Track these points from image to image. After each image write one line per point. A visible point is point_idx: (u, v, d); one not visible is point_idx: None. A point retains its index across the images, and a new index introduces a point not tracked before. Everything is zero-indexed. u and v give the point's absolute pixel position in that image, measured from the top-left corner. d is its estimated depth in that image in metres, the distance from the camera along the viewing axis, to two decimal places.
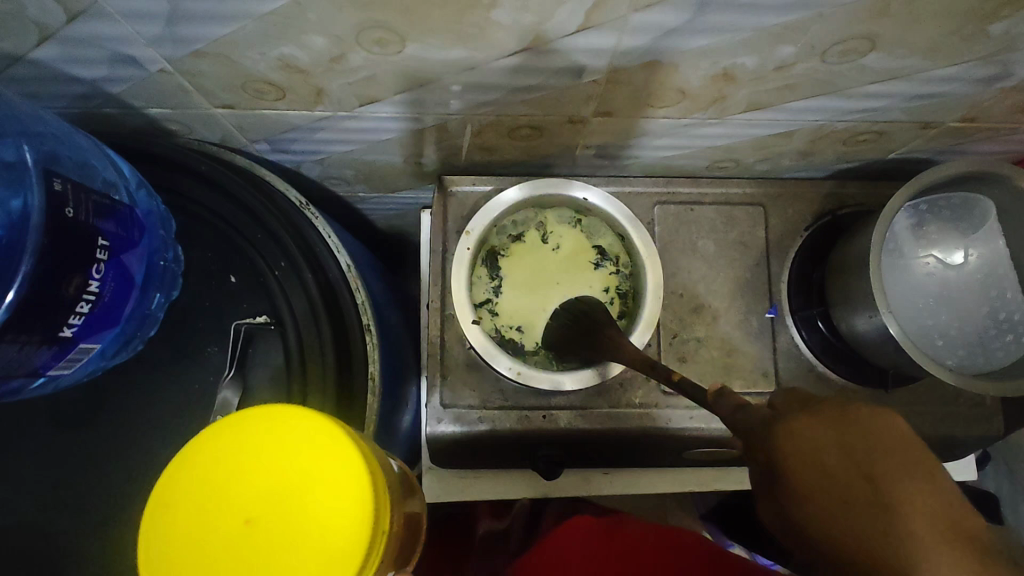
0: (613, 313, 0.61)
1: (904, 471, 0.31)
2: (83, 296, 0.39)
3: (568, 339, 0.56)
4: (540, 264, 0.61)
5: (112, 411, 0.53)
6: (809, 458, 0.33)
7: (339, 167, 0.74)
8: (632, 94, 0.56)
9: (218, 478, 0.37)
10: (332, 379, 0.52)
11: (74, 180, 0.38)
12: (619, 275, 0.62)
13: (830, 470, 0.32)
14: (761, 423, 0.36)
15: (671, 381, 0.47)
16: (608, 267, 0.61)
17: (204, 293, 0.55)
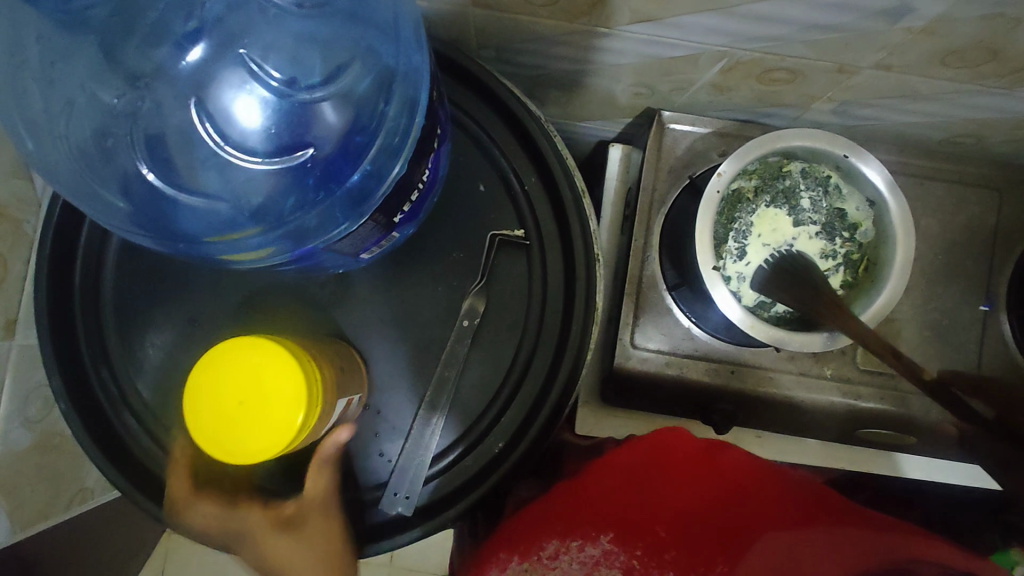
0: (837, 281, 0.61)
1: None
2: (417, 185, 0.44)
3: (791, 294, 0.56)
4: (776, 221, 0.60)
5: (355, 299, 0.54)
6: None
7: (551, 85, 0.71)
8: (936, 49, 0.51)
9: (227, 383, 0.37)
10: (577, 302, 0.51)
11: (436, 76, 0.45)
12: (853, 243, 0.60)
13: None
14: None
15: (924, 382, 0.48)
16: (844, 236, 0.60)
17: (450, 199, 0.55)
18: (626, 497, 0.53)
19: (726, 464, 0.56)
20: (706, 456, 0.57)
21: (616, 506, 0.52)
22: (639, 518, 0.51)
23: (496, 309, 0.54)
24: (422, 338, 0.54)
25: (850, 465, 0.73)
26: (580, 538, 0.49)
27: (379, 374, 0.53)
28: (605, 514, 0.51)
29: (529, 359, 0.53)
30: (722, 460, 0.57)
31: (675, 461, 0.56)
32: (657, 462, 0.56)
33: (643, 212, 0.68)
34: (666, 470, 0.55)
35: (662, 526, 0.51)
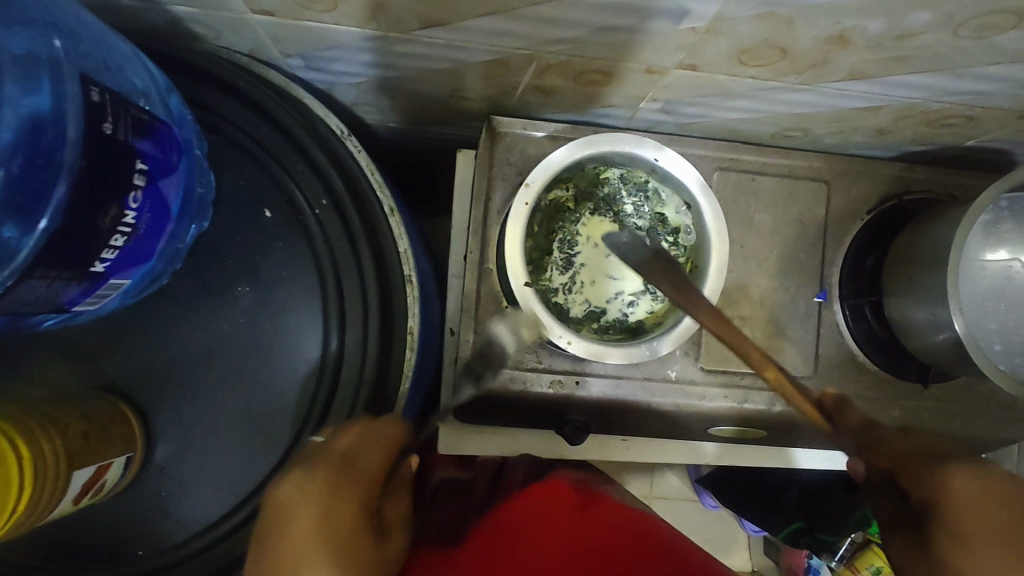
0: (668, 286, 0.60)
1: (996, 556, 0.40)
2: (119, 228, 0.35)
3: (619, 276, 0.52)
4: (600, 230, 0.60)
5: (131, 347, 0.48)
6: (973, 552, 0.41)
7: (376, 93, 0.66)
8: (730, 48, 0.50)
9: None
10: (374, 331, 0.48)
11: (112, 90, 0.33)
12: (678, 250, 0.59)
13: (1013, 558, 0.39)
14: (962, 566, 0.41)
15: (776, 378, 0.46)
16: (667, 242, 0.59)
17: (235, 228, 0.50)
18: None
19: (605, 514, 0.48)
20: (582, 507, 0.48)
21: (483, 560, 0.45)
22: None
23: (294, 345, 0.49)
24: (213, 384, 0.49)
25: (712, 459, 0.73)
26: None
27: (162, 427, 0.48)
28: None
29: (331, 398, 0.48)
30: (600, 511, 0.48)
31: (541, 513, 0.47)
32: (524, 516, 0.47)
33: (477, 223, 0.65)
34: (531, 533, 0.46)
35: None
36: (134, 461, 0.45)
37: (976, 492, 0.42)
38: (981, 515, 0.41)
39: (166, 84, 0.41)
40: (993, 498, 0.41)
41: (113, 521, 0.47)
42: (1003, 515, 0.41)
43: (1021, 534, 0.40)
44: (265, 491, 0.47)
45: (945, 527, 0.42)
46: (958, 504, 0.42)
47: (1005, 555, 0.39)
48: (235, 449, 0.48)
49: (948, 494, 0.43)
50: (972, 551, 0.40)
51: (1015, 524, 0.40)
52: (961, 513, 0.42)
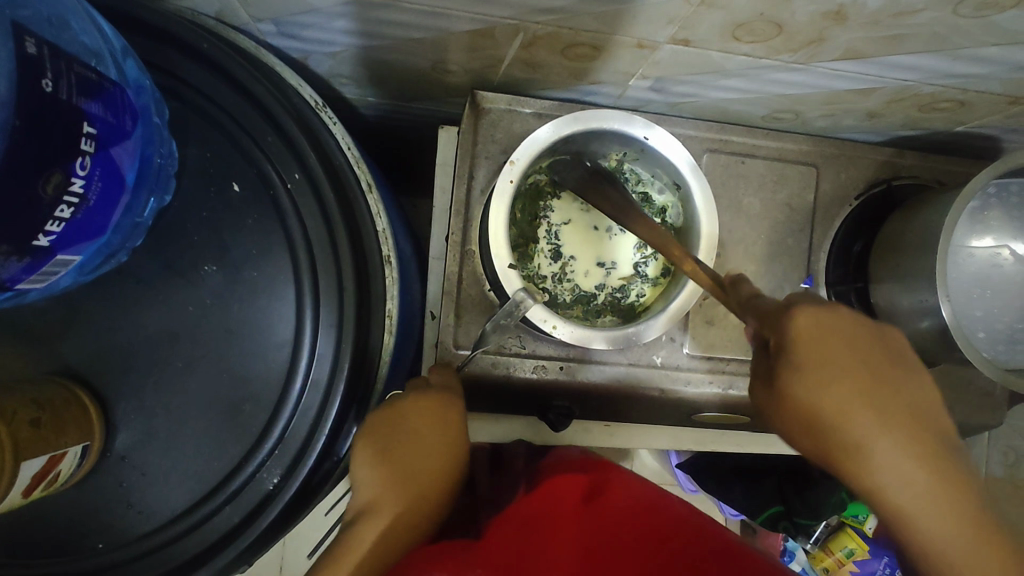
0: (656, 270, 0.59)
1: (839, 390, 0.37)
2: (64, 198, 0.32)
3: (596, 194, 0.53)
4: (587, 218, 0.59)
5: (87, 329, 0.45)
6: (819, 388, 0.38)
7: (354, 64, 0.63)
8: (724, 22, 0.48)
9: None
10: (350, 312, 0.46)
11: (51, 44, 0.30)
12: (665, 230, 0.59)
13: (852, 390, 0.37)
14: (814, 421, 0.38)
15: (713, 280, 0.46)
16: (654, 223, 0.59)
17: (200, 203, 0.47)
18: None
19: (613, 505, 0.45)
20: (595, 503, 0.45)
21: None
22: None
23: (264, 328, 0.47)
24: (177, 368, 0.46)
25: (695, 445, 0.72)
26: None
27: (124, 413, 0.45)
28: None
29: (304, 384, 0.46)
30: (612, 498, 0.46)
31: (565, 513, 0.44)
32: (540, 513, 0.44)
33: (460, 203, 0.63)
34: (561, 537, 0.42)
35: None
36: (92, 450, 0.43)
37: (823, 333, 0.39)
38: (828, 350, 0.38)
39: (122, 46, 0.38)
40: (833, 334, 0.39)
41: (71, 513, 0.45)
42: (844, 349, 0.38)
43: (868, 370, 0.38)
44: (235, 481, 0.45)
45: (795, 364, 0.38)
46: (819, 345, 0.38)
47: (860, 394, 0.37)
48: (203, 437, 0.46)
49: (810, 340, 0.38)
50: (833, 395, 0.37)
51: (860, 362, 0.38)
52: (805, 350, 0.38)
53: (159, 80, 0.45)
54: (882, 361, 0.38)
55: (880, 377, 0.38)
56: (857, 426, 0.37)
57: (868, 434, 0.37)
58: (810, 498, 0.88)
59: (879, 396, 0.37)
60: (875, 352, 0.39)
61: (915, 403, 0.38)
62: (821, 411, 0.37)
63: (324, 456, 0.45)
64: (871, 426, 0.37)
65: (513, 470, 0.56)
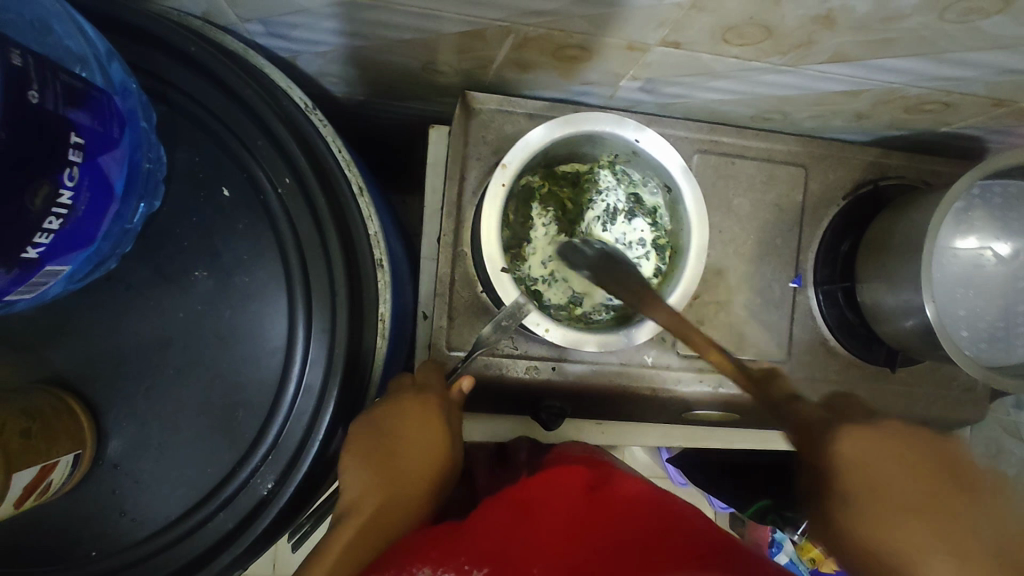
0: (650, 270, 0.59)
1: (891, 514, 0.41)
2: (52, 210, 0.31)
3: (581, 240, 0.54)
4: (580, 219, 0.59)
5: (76, 336, 0.45)
6: (868, 511, 0.42)
7: (344, 64, 0.62)
8: (715, 25, 0.48)
9: None
10: (342, 317, 0.45)
11: (36, 53, 0.30)
12: (657, 230, 0.59)
13: (896, 502, 0.41)
14: (861, 548, 0.41)
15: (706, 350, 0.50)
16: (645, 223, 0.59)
17: (190, 207, 0.46)
18: (517, 536, 0.42)
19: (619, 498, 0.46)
20: (595, 495, 0.45)
21: (496, 539, 0.42)
22: (516, 553, 0.41)
23: (257, 333, 0.46)
24: (168, 374, 0.46)
25: (686, 442, 0.73)
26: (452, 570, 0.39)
27: (115, 421, 0.45)
28: (483, 547, 0.41)
29: (297, 390, 0.46)
30: (618, 490, 0.47)
31: (551, 493, 0.45)
32: (536, 499, 0.45)
33: (452, 204, 0.63)
34: (548, 526, 0.42)
35: (540, 566, 0.40)
36: (83, 458, 0.42)
37: (874, 459, 0.44)
38: (878, 463, 0.44)
39: (107, 49, 0.37)
40: (887, 456, 0.44)
41: (63, 521, 0.44)
42: (895, 473, 0.43)
43: (927, 495, 0.41)
44: (229, 486, 0.45)
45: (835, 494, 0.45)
46: (871, 471, 0.44)
47: (898, 509, 0.41)
48: (196, 444, 0.46)
49: (859, 465, 0.45)
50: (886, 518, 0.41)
51: (918, 487, 0.42)
52: (851, 472, 0.45)
53: (146, 83, 0.45)
54: (943, 484, 0.42)
55: (939, 496, 0.41)
56: (897, 539, 0.40)
57: (920, 560, 0.38)
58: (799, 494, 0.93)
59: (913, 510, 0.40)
60: (934, 478, 0.42)
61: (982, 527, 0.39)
62: (880, 547, 0.40)
63: (318, 462, 0.45)
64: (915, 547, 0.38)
65: (514, 466, 0.58)
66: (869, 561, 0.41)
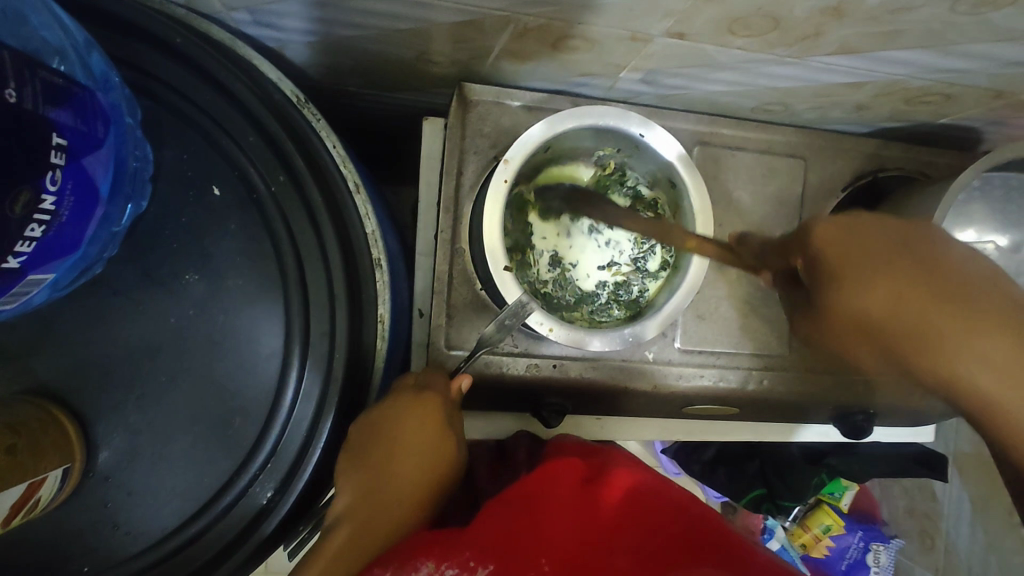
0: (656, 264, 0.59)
1: (928, 310, 0.37)
2: (35, 216, 0.29)
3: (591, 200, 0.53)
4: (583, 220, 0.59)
5: (61, 344, 0.42)
6: (895, 311, 0.38)
7: (334, 54, 0.60)
8: (721, 17, 0.47)
9: None
10: (342, 322, 0.44)
11: (13, 49, 0.28)
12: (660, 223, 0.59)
13: (917, 293, 0.37)
14: (924, 339, 0.37)
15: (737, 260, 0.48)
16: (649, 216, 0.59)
17: (178, 208, 0.44)
18: (523, 525, 0.40)
19: (617, 492, 0.44)
20: (593, 489, 0.44)
21: (501, 528, 0.40)
22: (523, 545, 0.39)
23: (252, 338, 0.45)
24: (160, 382, 0.44)
25: (685, 436, 0.73)
26: (457, 566, 0.37)
27: (105, 432, 0.43)
28: (490, 536, 0.39)
29: (296, 396, 0.44)
30: (614, 481, 0.45)
31: (555, 483, 0.44)
32: (538, 490, 0.43)
33: (449, 199, 0.61)
34: (557, 514, 0.41)
35: (548, 561, 0.39)
36: (72, 471, 0.40)
37: (849, 233, 0.42)
38: (859, 252, 0.41)
39: (86, 39, 0.35)
40: (859, 237, 0.42)
41: (52, 537, 0.43)
42: (870, 239, 0.41)
43: (911, 272, 0.38)
44: (226, 497, 0.43)
45: (841, 278, 0.41)
46: (856, 281, 0.40)
47: (898, 280, 0.38)
48: (191, 453, 0.44)
49: (835, 249, 0.42)
50: (873, 287, 0.39)
51: (900, 258, 0.39)
52: (872, 288, 0.39)
53: (129, 76, 0.42)
54: (922, 248, 0.39)
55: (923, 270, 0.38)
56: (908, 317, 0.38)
57: (963, 350, 0.36)
58: (790, 478, 0.92)
59: (918, 281, 0.38)
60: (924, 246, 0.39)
61: (964, 292, 0.37)
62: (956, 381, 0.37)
63: (318, 470, 0.44)
64: (952, 325, 0.36)
65: (513, 466, 0.56)
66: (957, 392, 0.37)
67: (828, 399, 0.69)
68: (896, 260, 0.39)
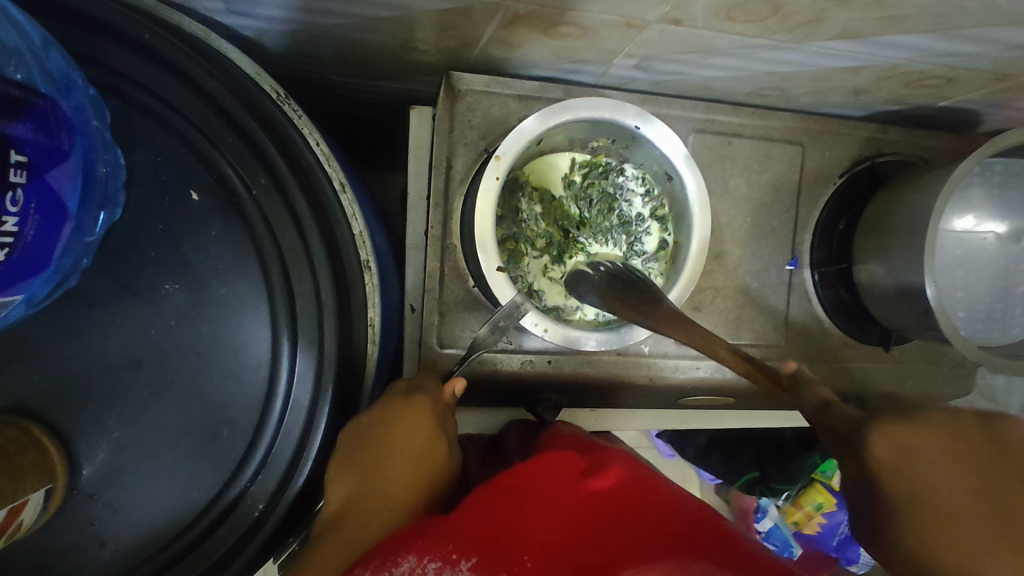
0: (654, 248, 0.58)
1: (975, 539, 0.32)
2: None
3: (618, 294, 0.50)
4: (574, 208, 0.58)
5: (37, 360, 0.41)
6: (958, 557, 0.33)
7: (314, 42, 0.57)
8: (719, 2, 0.45)
9: None
10: (331, 329, 0.42)
11: None
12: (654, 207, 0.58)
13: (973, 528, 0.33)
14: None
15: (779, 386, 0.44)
16: (643, 200, 0.59)
17: (154, 214, 0.42)
18: (508, 519, 0.38)
19: (609, 485, 0.41)
20: (582, 482, 0.41)
21: (485, 523, 0.37)
22: (508, 538, 0.37)
23: (237, 348, 0.43)
24: (143, 396, 0.42)
25: (680, 425, 0.73)
26: (439, 559, 0.35)
27: (88, 448, 0.41)
28: (475, 530, 0.37)
29: (286, 405, 0.43)
30: (608, 476, 0.42)
31: (543, 476, 0.41)
32: (524, 485, 0.40)
33: (439, 194, 0.59)
34: (543, 506, 0.39)
35: (531, 556, 0.36)
36: (55, 492, 0.39)
37: (917, 459, 0.36)
38: (974, 492, 0.34)
39: (44, 39, 0.33)
40: (933, 454, 0.36)
41: (37, 558, 0.41)
42: (944, 471, 0.35)
43: (989, 505, 0.33)
44: (216, 511, 0.42)
45: (910, 517, 0.35)
46: (914, 496, 0.35)
47: (975, 524, 0.33)
48: (178, 467, 0.43)
49: (904, 469, 0.36)
50: (947, 538, 0.33)
51: (974, 494, 0.34)
52: (918, 505, 0.35)
53: (95, 76, 0.40)
54: (1002, 480, 0.34)
55: (1004, 473, 0.34)
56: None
57: None
58: (786, 463, 0.94)
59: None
60: (1019, 448, 0.36)
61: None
62: None
63: (311, 479, 0.43)
64: None
65: (506, 454, 0.55)
66: None
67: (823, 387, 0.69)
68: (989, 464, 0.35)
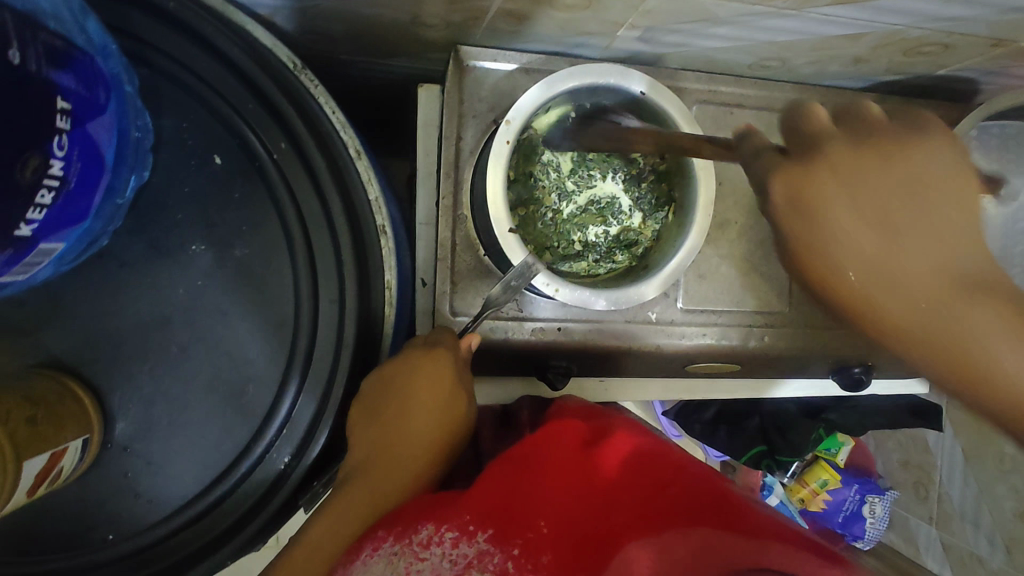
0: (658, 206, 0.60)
1: (925, 251, 0.37)
2: (45, 181, 0.30)
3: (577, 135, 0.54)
4: (586, 172, 0.60)
5: (72, 318, 0.43)
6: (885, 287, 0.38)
7: (327, 20, 0.59)
8: None
9: None
10: (351, 289, 0.44)
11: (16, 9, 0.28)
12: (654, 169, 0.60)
13: (911, 271, 0.37)
14: (927, 298, 0.37)
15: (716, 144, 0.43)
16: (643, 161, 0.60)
17: (181, 177, 0.44)
18: (523, 487, 0.38)
19: (620, 452, 0.42)
20: (594, 450, 0.41)
21: (502, 494, 0.38)
22: (522, 508, 0.37)
23: (261, 308, 0.45)
24: (173, 353, 0.44)
25: (688, 394, 0.75)
26: (456, 529, 0.36)
27: (121, 403, 0.43)
28: (492, 502, 0.38)
29: (308, 362, 0.45)
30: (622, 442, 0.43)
31: (555, 440, 0.42)
32: (539, 451, 0.41)
33: (449, 165, 0.61)
34: (558, 475, 0.39)
35: (547, 521, 0.37)
36: (92, 442, 0.41)
37: (860, 177, 0.37)
38: (881, 241, 0.37)
39: (80, 4, 0.33)
40: (872, 187, 0.37)
41: (73, 505, 0.43)
42: (925, 248, 0.37)
43: (946, 275, 0.37)
44: (243, 464, 0.44)
45: (826, 241, 0.38)
46: (828, 228, 0.38)
47: (910, 254, 0.37)
48: (206, 423, 0.45)
49: (851, 191, 0.38)
50: (862, 252, 0.38)
51: (934, 245, 0.37)
52: (883, 258, 0.37)
53: (123, 45, 0.42)
54: (957, 230, 0.37)
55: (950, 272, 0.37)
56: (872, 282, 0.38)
57: (901, 315, 0.38)
58: (790, 433, 0.94)
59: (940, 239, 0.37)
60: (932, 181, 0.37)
61: (931, 244, 0.37)
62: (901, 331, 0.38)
63: (335, 432, 0.45)
64: (931, 292, 0.37)
65: (517, 425, 0.56)
66: (845, 300, 0.39)
67: (827, 352, 0.70)
68: (886, 160, 0.38)
